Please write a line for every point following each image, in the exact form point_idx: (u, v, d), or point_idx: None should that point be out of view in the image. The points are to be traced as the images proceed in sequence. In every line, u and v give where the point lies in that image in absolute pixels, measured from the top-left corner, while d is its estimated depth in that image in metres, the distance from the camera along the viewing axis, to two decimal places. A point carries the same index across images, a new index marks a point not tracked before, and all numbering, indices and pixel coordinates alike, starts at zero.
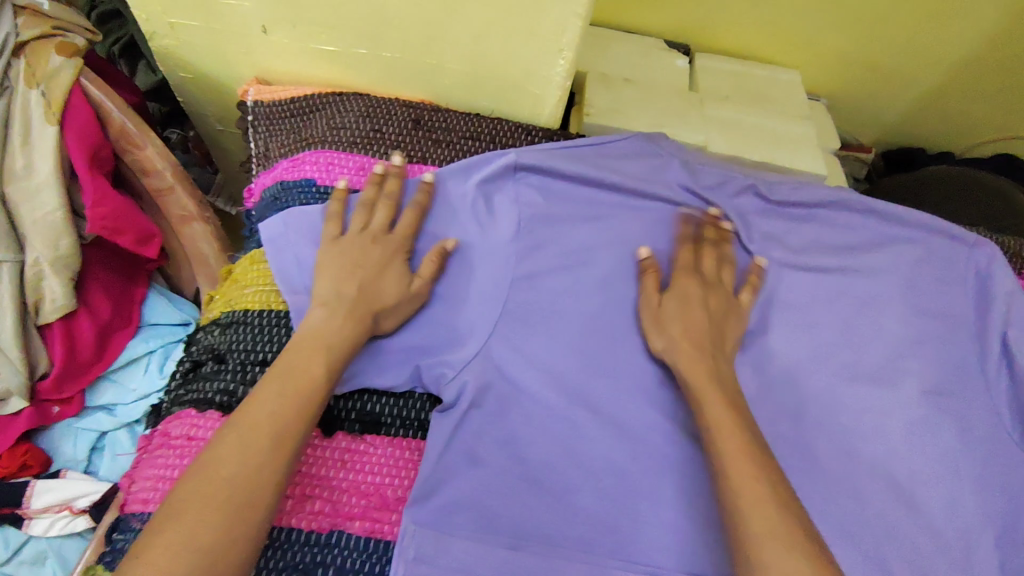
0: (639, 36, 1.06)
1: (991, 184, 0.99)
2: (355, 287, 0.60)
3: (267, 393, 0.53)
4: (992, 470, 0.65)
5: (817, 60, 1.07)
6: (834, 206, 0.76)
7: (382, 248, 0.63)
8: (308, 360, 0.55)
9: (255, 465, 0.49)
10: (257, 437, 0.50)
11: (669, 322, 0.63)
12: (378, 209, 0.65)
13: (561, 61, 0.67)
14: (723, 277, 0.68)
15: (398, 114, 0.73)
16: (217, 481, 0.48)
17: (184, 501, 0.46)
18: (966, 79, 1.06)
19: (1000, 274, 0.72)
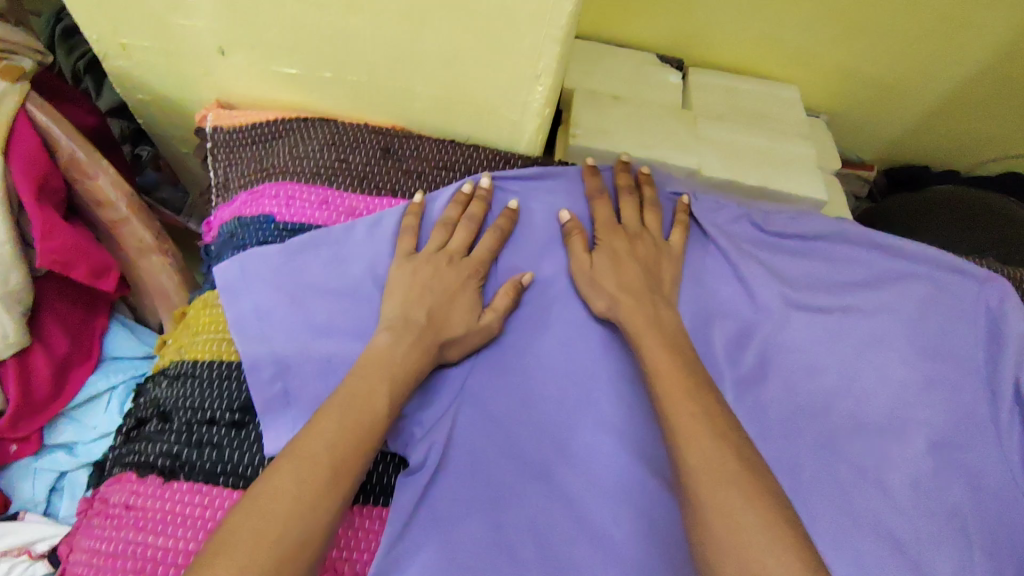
0: (629, 51, 1.01)
1: (997, 206, 0.94)
2: (425, 312, 0.57)
3: (325, 424, 0.48)
4: (1004, 530, 0.60)
5: (817, 76, 1.02)
6: (834, 237, 0.72)
7: (456, 271, 0.60)
8: (362, 389, 0.51)
9: (311, 503, 0.44)
10: (316, 470, 0.45)
11: (603, 279, 0.61)
12: (459, 231, 0.62)
13: (539, 88, 0.62)
14: (647, 226, 0.66)
15: (366, 141, 0.68)
16: (272, 517, 0.43)
17: (231, 540, 0.42)
18: (973, 94, 1.00)
19: (1013, 312, 0.66)
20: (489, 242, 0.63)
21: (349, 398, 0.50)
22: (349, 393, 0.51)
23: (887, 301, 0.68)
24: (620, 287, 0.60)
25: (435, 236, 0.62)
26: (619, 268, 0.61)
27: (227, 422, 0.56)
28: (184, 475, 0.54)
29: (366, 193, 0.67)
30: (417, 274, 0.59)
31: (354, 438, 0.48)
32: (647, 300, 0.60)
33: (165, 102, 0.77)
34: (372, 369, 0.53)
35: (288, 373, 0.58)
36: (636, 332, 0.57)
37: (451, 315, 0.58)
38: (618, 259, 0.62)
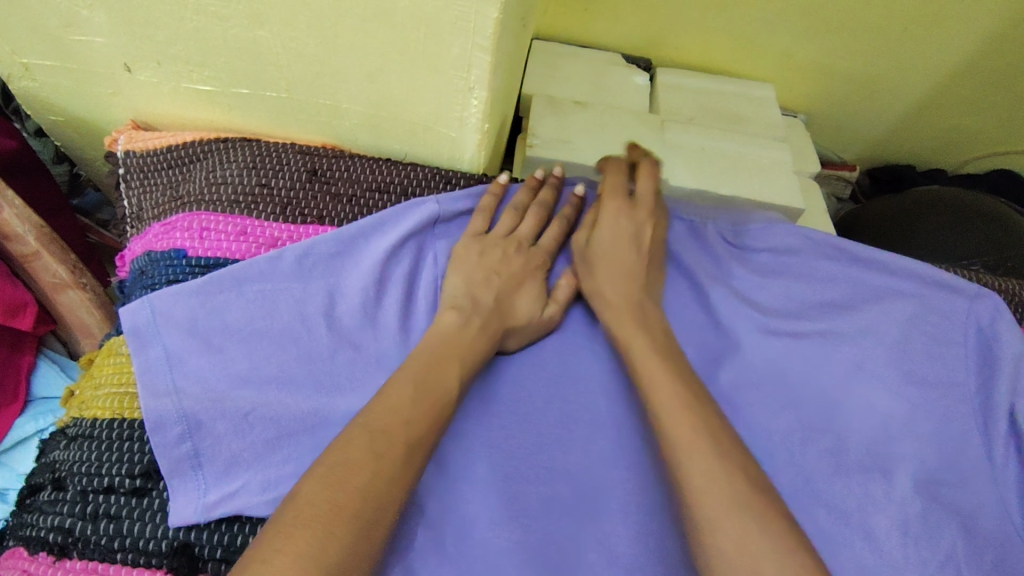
0: (593, 52, 0.94)
1: (987, 207, 0.89)
2: (493, 296, 0.57)
3: (400, 397, 0.48)
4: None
5: (794, 74, 0.96)
6: (811, 251, 0.66)
7: (523, 260, 0.60)
8: (434, 364, 0.51)
9: (387, 480, 0.43)
10: (393, 445, 0.44)
11: (597, 265, 0.60)
12: (528, 217, 0.62)
13: (474, 102, 0.55)
14: (642, 189, 0.62)
15: (291, 162, 0.62)
16: (351, 487, 0.41)
17: (319, 504, 0.40)
18: (958, 90, 0.94)
19: (1006, 331, 0.61)
20: (559, 234, 0.63)
21: (420, 377, 0.50)
22: (420, 373, 0.50)
23: (868, 323, 0.62)
24: (609, 282, 0.59)
25: (509, 214, 0.61)
26: (619, 252, 0.60)
27: (127, 489, 0.50)
28: (79, 552, 0.49)
29: (290, 221, 0.61)
30: (484, 256, 0.59)
31: (399, 460, 0.44)
32: (643, 292, 0.59)
33: (82, 124, 0.70)
34: (441, 351, 0.53)
35: (199, 432, 0.51)
36: (623, 339, 0.56)
37: (517, 303, 0.58)
38: (615, 240, 0.60)
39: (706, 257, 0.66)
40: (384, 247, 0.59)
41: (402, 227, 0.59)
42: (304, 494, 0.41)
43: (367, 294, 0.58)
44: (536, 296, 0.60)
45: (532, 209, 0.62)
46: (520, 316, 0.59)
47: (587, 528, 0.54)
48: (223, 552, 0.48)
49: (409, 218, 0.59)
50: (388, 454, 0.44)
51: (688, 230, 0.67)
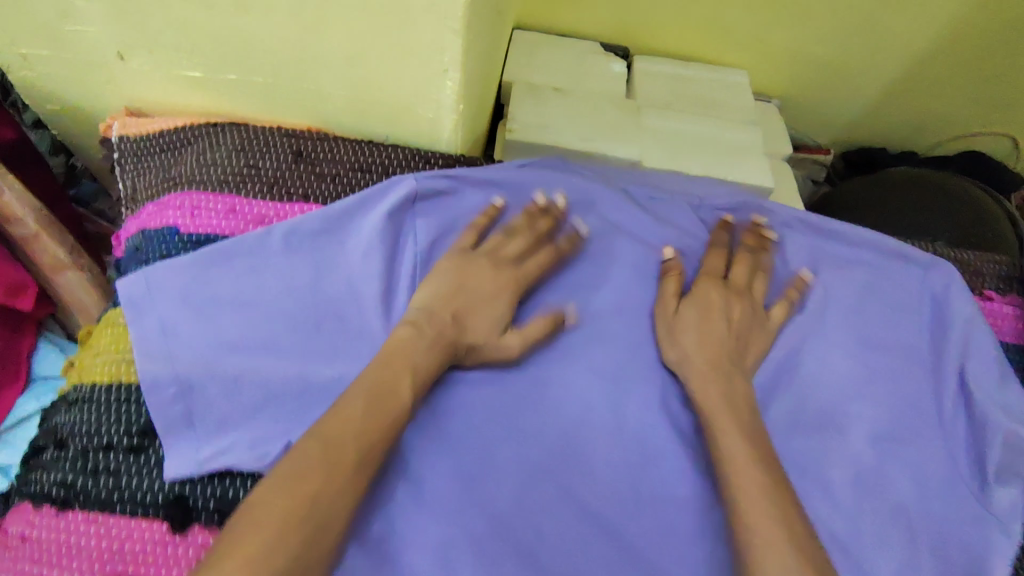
0: (573, 41, 0.98)
1: (955, 189, 0.93)
2: (450, 314, 0.57)
3: (354, 405, 0.48)
4: (945, 528, 0.58)
5: (766, 60, 0.99)
6: (775, 226, 0.69)
7: (488, 275, 0.60)
8: (387, 375, 0.51)
9: (339, 482, 0.44)
10: (342, 452, 0.45)
11: (682, 332, 0.60)
12: (516, 240, 0.62)
13: (448, 84, 0.58)
14: (753, 286, 0.64)
15: (278, 146, 0.65)
16: (301, 494, 0.42)
17: (261, 511, 0.41)
18: (925, 74, 0.98)
19: (959, 299, 0.65)
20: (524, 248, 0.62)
21: (375, 387, 0.50)
22: (376, 383, 0.51)
23: (827, 292, 0.66)
24: (701, 353, 0.58)
25: (499, 229, 0.63)
26: (708, 325, 0.60)
27: (126, 447, 0.54)
28: (80, 504, 0.52)
29: (277, 200, 0.64)
30: (452, 275, 0.59)
31: (349, 468, 0.45)
32: (730, 371, 0.58)
33: (78, 112, 0.73)
34: (396, 358, 0.53)
35: (191, 394, 0.55)
36: (707, 408, 0.55)
37: (473, 319, 0.58)
38: (708, 312, 0.60)
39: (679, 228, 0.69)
40: (370, 227, 0.61)
41: (384, 205, 0.62)
42: (259, 501, 0.42)
43: (352, 269, 0.61)
44: (496, 309, 0.59)
45: (520, 223, 0.63)
46: (478, 331, 0.58)
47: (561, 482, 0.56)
48: (217, 503, 0.52)
49: (387, 195, 0.62)
50: (338, 460, 0.45)
51: (652, 200, 0.70)
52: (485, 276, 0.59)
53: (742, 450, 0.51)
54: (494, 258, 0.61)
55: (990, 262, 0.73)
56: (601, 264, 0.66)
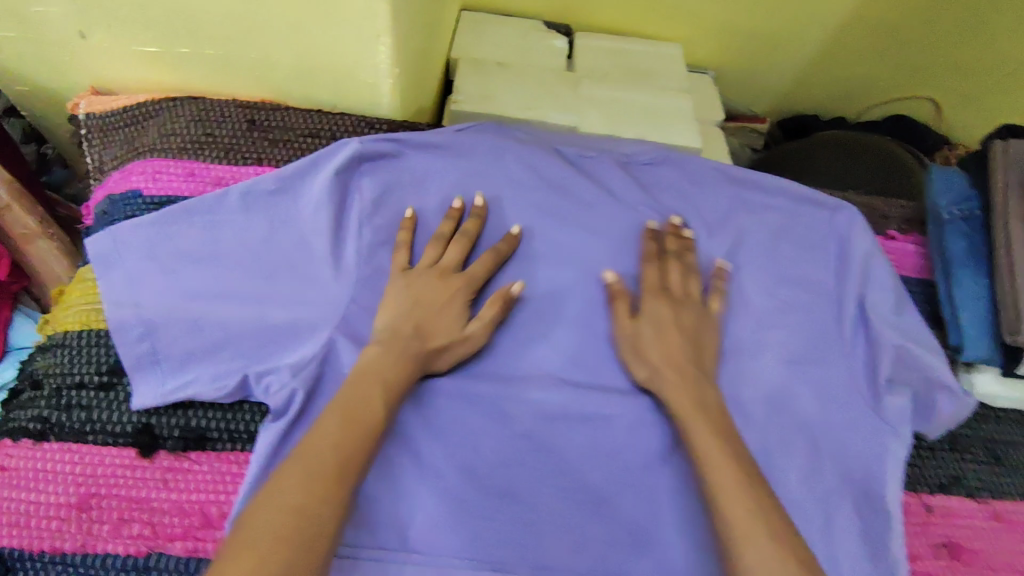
0: (518, 20, 1.03)
1: (885, 150, 0.99)
2: (413, 324, 0.60)
3: (329, 423, 0.52)
4: (847, 437, 0.64)
5: (700, 34, 1.05)
6: (697, 180, 0.75)
7: (446, 285, 0.63)
8: (361, 391, 0.55)
9: (317, 498, 0.47)
10: (320, 470, 0.48)
11: (647, 349, 0.63)
12: (452, 246, 0.65)
13: (382, 48, 0.64)
14: (690, 290, 0.67)
15: (232, 115, 0.70)
16: (284, 513, 0.45)
17: (248, 535, 0.44)
18: (846, 42, 1.05)
19: (860, 237, 0.72)
20: (486, 264, 0.66)
21: (348, 407, 0.53)
22: (347, 400, 0.54)
23: (741, 235, 0.72)
24: (663, 358, 0.62)
25: (428, 250, 0.65)
26: (668, 338, 0.63)
27: (96, 385, 0.59)
28: (55, 436, 0.57)
29: (233, 164, 0.69)
30: (409, 291, 0.62)
31: (330, 479, 0.48)
32: (691, 375, 0.61)
33: (44, 91, 0.78)
34: (365, 377, 0.56)
35: (156, 335, 0.60)
36: (681, 413, 0.59)
37: (440, 325, 0.62)
38: (663, 326, 0.63)
39: (612, 177, 0.74)
40: (319, 185, 0.66)
41: (332, 164, 0.67)
42: (246, 525, 0.45)
43: (303, 225, 0.66)
44: (455, 316, 0.62)
45: (454, 239, 0.66)
46: (442, 338, 0.61)
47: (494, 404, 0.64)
48: (181, 431, 0.58)
49: (335, 156, 0.67)
50: (317, 476, 0.48)
51: (584, 156, 0.75)
52: (442, 288, 0.63)
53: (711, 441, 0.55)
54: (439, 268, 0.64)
55: (895, 206, 0.80)
56: (538, 213, 0.71)
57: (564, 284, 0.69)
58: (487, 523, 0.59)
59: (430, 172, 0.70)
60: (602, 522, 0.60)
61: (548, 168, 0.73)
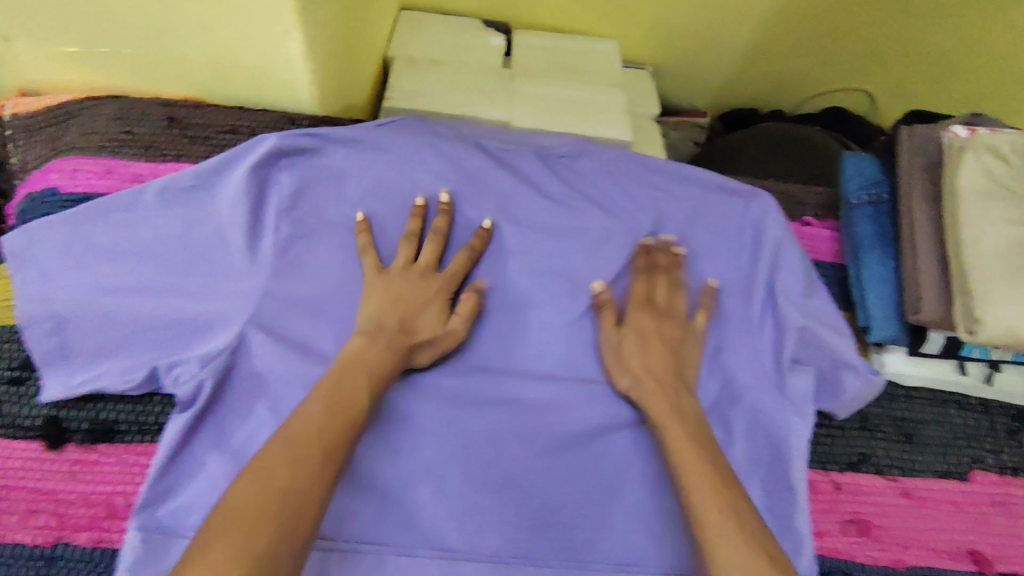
0: (455, 18, 1.04)
1: (818, 142, 1.01)
2: (397, 319, 0.62)
3: (312, 410, 0.53)
4: (748, 416, 0.67)
5: (637, 31, 1.07)
6: (613, 173, 0.77)
7: (430, 284, 0.66)
8: (347, 381, 0.57)
9: (302, 481, 0.48)
10: (308, 451, 0.50)
11: (629, 358, 0.65)
12: (426, 245, 0.68)
13: (292, 45, 0.65)
14: (675, 305, 0.69)
15: (152, 112, 0.72)
16: (267, 491, 0.46)
17: (235, 513, 0.45)
18: (779, 37, 1.07)
19: (771, 224, 0.74)
20: (463, 264, 0.68)
21: (333, 392, 0.55)
22: (334, 389, 0.56)
23: (656, 225, 0.74)
24: (645, 368, 0.64)
25: (404, 249, 0.67)
26: (651, 347, 0.66)
27: (9, 381, 0.63)
28: None
29: (153, 160, 0.71)
30: (392, 288, 0.64)
31: (313, 459, 0.49)
32: (672, 384, 0.64)
33: None
34: (353, 364, 0.58)
35: (67, 330, 0.62)
36: (660, 422, 0.61)
37: (422, 320, 0.64)
38: (648, 338, 0.66)
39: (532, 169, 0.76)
40: (235, 181, 0.67)
41: (248, 160, 0.67)
42: (228, 502, 0.46)
43: (220, 221, 0.67)
44: (438, 314, 0.65)
45: (432, 237, 0.68)
46: (426, 332, 0.64)
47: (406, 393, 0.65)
48: (89, 424, 0.61)
49: (253, 152, 0.68)
50: (303, 456, 0.49)
51: (504, 149, 0.76)
52: (422, 288, 0.65)
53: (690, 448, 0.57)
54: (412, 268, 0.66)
55: (812, 193, 0.81)
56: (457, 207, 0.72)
57: (484, 274, 0.71)
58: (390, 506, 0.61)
59: (348, 167, 0.71)
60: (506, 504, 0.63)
61: (470, 163, 0.74)
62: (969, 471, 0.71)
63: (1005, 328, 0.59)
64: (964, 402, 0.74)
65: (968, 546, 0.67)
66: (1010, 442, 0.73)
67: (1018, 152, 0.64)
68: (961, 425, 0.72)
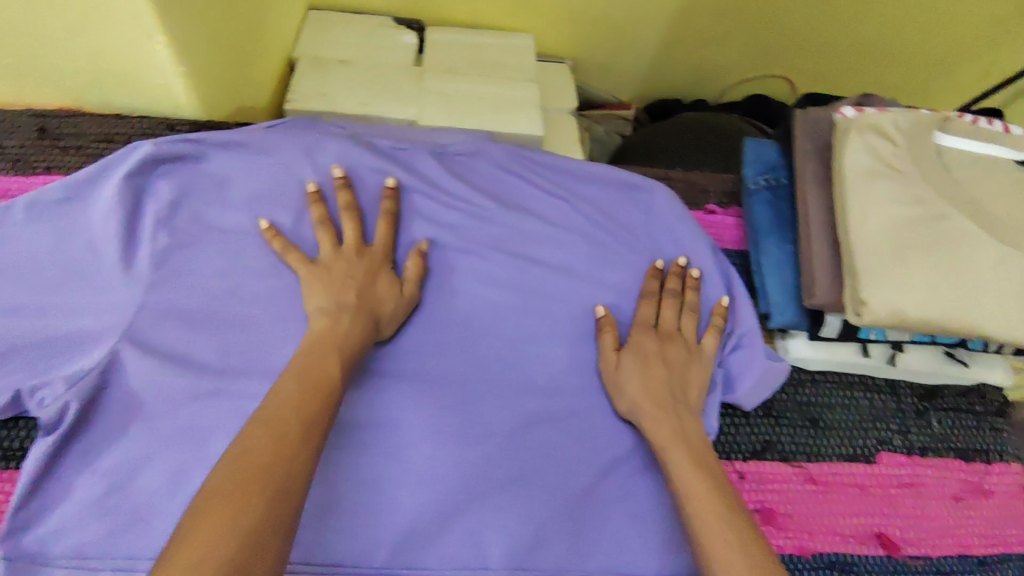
0: (365, 16, 1.00)
1: (732, 133, 1.02)
2: (355, 295, 0.61)
3: (288, 387, 0.52)
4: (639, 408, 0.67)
5: (555, 24, 1.05)
6: (511, 172, 0.75)
7: (368, 260, 0.65)
8: (316, 360, 0.55)
9: (288, 452, 0.47)
10: (287, 425, 0.48)
11: (628, 383, 0.63)
12: (347, 224, 0.66)
13: (160, 47, 0.63)
14: (684, 327, 0.67)
15: (23, 123, 0.70)
16: (252, 465, 0.45)
17: (221, 487, 0.43)
18: (697, 25, 1.06)
19: (681, 231, 0.73)
20: (388, 230, 0.67)
21: (301, 369, 0.54)
22: (303, 366, 0.54)
23: (554, 222, 0.73)
24: (641, 391, 0.62)
25: (324, 234, 0.65)
26: (649, 366, 0.63)
27: None
28: None
29: (24, 172, 0.69)
30: (332, 272, 0.63)
31: (297, 438, 0.48)
32: (672, 405, 0.61)
33: None
34: (320, 345, 0.57)
35: None
36: (661, 445, 0.59)
37: (377, 293, 0.63)
38: (648, 360, 0.64)
39: (429, 167, 0.74)
40: (110, 191, 0.64)
41: (122, 169, 0.65)
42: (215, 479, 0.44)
43: (94, 235, 0.64)
44: (387, 282, 0.64)
45: (347, 211, 0.66)
46: (388, 302, 0.63)
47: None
48: None
49: (128, 160, 0.65)
50: (285, 433, 0.48)
51: (399, 147, 0.74)
52: (364, 261, 0.64)
53: (697, 477, 0.55)
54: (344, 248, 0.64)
55: (717, 181, 0.81)
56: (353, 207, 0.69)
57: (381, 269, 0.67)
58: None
59: (233, 171, 0.69)
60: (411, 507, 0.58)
61: (364, 163, 0.71)
62: (876, 453, 0.70)
63: (887, 309, 0.59)
64: (870, 382, 0.73)
65: (876, 530, 0.67)
66: (917, 422, 0.72)
67: (903, 131, 0.64)
68: (868, 406, 0.72)
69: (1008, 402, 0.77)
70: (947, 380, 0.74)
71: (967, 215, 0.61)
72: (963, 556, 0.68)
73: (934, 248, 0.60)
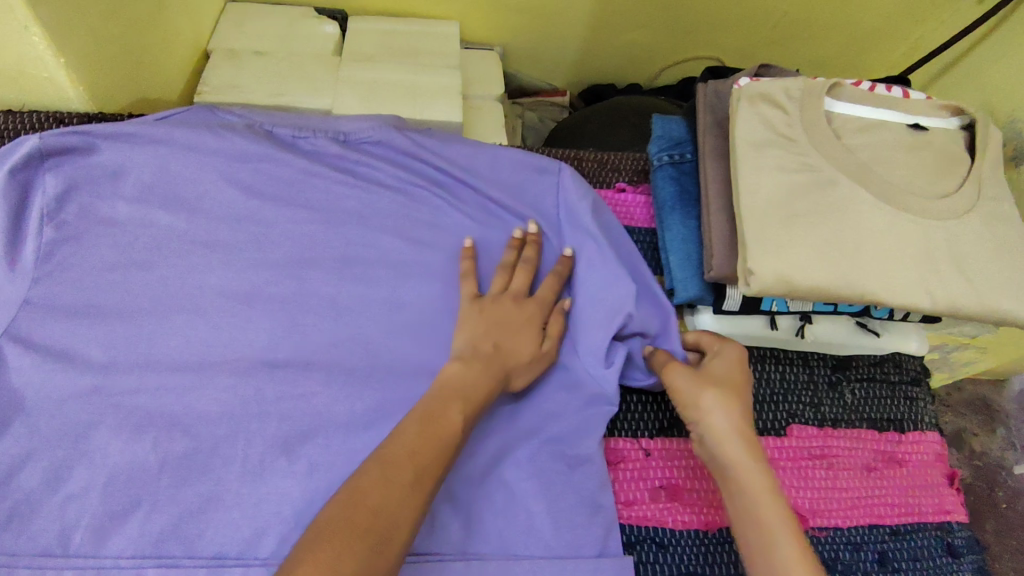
0: (285, 7, 0.99)
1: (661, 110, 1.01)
2: (492, 344, 0.61)
3: (407, 429, 0.52)
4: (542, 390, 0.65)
5: (480, 12, 1.04)
6: (410, 153, 0.74)
7: (525, 311, 0.64)
8: (437, 405, 0.54)
9: (395, 500, 0.47)
10: (399, 470, 0.48)
11: (721, 383, 0.60)
12: (518, 274, 0.66)
13: (36, 39, 0.61)
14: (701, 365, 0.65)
15: None
16: (360, 511, 0.46)
17: (328, 529, 0.44)
18: (624, 9, 1.05)
19: (580, 210, 0.71)
20: (552, 288, 0.66)
21: (426, 414, 0.53)
22: (426, 411, 0.54)
23: (459, 202, 0.72)
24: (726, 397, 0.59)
25: (497, 279, 0.66)
26: (734, 385, 0.61)
27: None
28: None
29: None
30: (487, 314, 0.63)
31: (407, 484, 0.48)
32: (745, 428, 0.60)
33: None
34: (447, 390, 0.56)
35: None
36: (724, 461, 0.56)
37: (519, 347, 0.62)
38: (733, 379, 0.61)
39: (330, 152, 0.73)
40: None
41: (9, 163, 0.63)
42: (322, 520, 0.45)
43: None
44: (529, 338, 0.63)
45: (519, 265, 0.67)
46: (523, 356, 0.62)
47: (162, 402, 0.60)
48: None
49: (15, 154, 0.64)
50: (394, 477, 0.48)
51: (299, 135, 0.73)
52: (518, 315, 0.63)
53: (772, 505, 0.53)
54: (509, 291, 0.65)
55: (628, 159, 0.80)
56: (258, 198, 0.68)
57: (285, 262, 0.66)
58: (153, 517, 0.56)
59: (127, 163, 0.67)
60: (310, 496, 0.58)
61: (265, 152, 0.70)
62: (787, 426, 0.69)
63: (774, 275, 0.59)
64: (782, 356, 0.72)
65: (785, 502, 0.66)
66: (829, 393, 0.72)
67: (793, 97, 0.63)
68: (779, 380, 0.71)
69: (925, 371, 0.76)
70: (858, 350, 0.74)
71: (856, 177, 0.61)
72: (874, 526, 0.67)
73: (820, 213, 0.60)
